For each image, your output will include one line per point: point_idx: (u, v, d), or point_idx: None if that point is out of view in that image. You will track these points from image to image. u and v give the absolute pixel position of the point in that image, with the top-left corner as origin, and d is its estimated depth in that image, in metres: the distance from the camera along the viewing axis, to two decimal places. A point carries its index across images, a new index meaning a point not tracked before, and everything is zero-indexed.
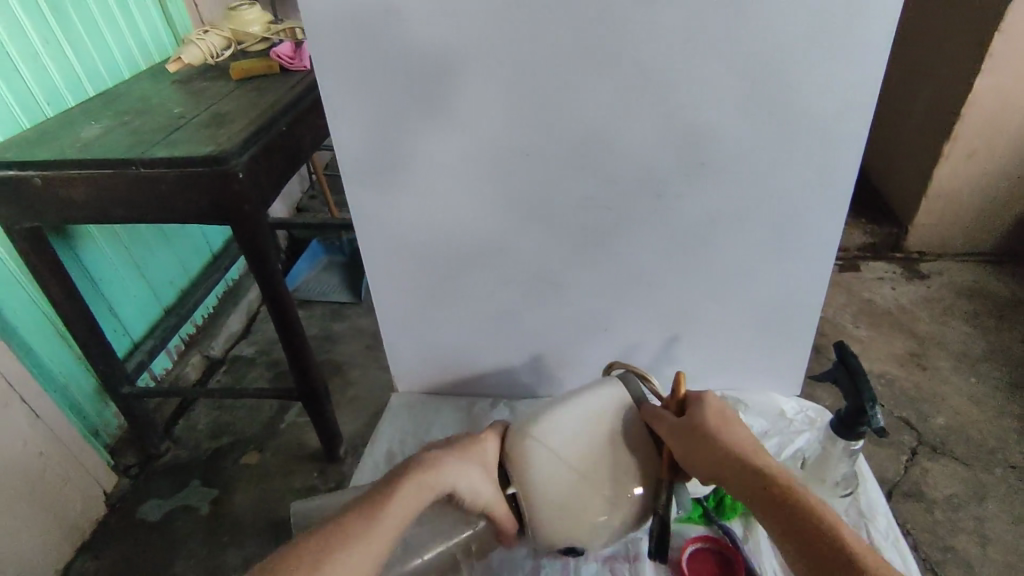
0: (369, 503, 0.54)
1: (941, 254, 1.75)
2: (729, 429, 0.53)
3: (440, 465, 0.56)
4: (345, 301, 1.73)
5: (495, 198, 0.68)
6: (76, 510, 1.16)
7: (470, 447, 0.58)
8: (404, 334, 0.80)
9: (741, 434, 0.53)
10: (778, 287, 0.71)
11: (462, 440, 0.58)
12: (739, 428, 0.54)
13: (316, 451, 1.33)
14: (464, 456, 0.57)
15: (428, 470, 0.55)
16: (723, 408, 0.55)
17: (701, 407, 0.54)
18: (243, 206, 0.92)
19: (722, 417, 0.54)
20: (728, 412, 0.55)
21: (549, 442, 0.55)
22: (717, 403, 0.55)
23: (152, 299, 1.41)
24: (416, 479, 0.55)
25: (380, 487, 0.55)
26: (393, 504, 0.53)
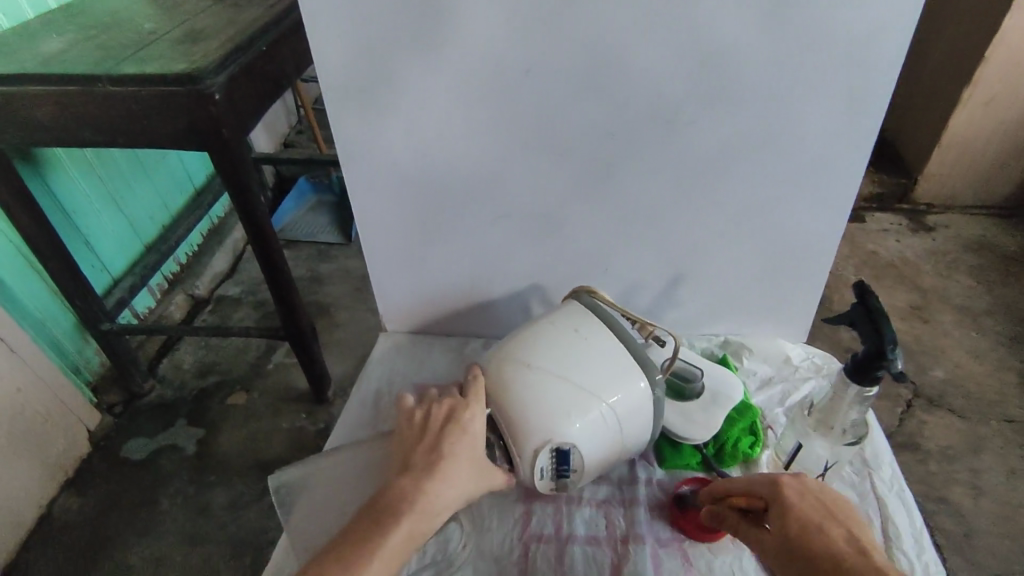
0: (346, 560, 0.47)
1: (949, 207, 1.70)
2: (815, 533, 0.47)
3: (427, 494, 0.51)
4: (333, 242, 1.67)
5: (488, 123, 0.61)
6: (59, 448, 1.14)
7: (456, 453, 0.53)
8: (392, 270, 0.76)
9: (833, 532, 0.47)
10: (793, 226, 0.67)
11: (444, 445, 0.53)
12: (830, 521, 0.47)
13: (304, 392, 1.30)
14: (453, 471, 0.52)
15: (414, 503, 0.50)
16: (806, 498, 0.49)
17: (777, 510, 0.49)
18: (221, 131, 0.85)
19: (804, 517, 0.48)
20: (813, 502, 0.49)
21: (509, 346, 0.59)
22: (796, 495, 0.49)
23: (131, 234, 1.35)
24: (405, 524, 0.49)
25: (367, 520, 0.50)
26: (380, 561, 0.47)
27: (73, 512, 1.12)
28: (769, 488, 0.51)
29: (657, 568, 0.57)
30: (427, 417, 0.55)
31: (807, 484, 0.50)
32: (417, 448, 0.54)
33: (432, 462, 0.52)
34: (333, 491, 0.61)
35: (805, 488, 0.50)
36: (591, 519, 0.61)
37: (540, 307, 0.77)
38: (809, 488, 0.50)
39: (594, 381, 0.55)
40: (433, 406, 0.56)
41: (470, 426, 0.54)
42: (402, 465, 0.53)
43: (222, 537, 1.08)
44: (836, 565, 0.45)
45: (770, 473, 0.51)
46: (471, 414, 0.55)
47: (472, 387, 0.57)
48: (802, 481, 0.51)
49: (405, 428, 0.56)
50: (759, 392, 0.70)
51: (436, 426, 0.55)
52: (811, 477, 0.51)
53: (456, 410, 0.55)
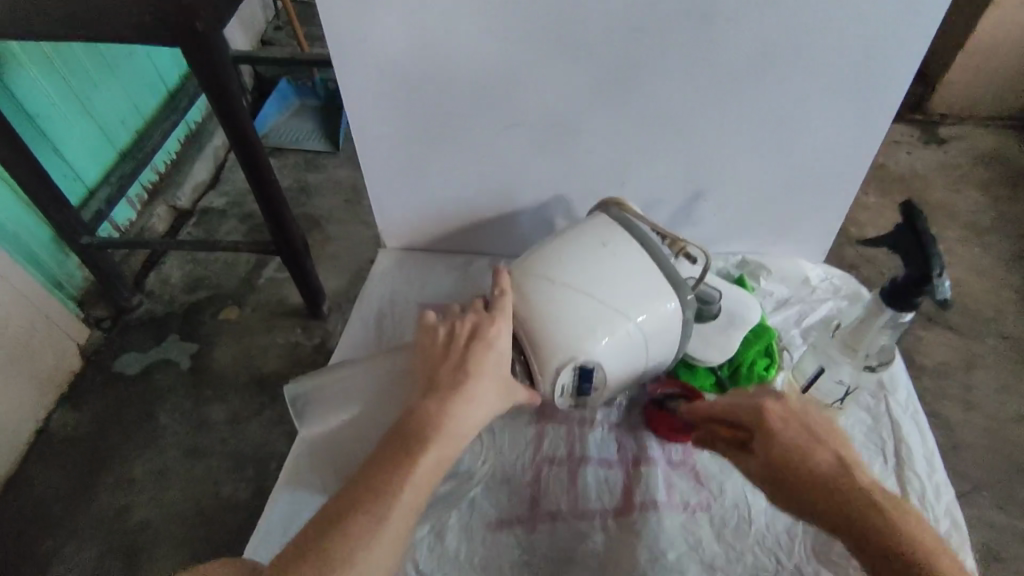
0: (375, 488, 0.44)
1: (964, 118, 1.63)
2: (802, 459, 0.47)
3: (454, 417, 0.48)
4: (320, 150, 1.58)
5: (499, 17, 0.54)
6: (49, 364, 1.12)
7: (484, 373, 0.50)
8: (392, 183, 0.70)
9: (819, 455, 0.47)
10: (827, 139, 0.61)
11: (471, 362, 0.50)
12: (816, 445, 0.48)
13: (298, 307, 1.27)
14: (480, 391, 0.50)
15: (443, 425, 0.47)
16: (790, 422, 0.49)
17: (763, 438, 0.49)
18: (193, 24, 0.76)
19: (790, 445, 0.48)
20: (797, 426, 0.49)
21: (530, 260, 0.56)
22: (781, 421, 0.49)
23: (104, 141, 1.26)
24: (434, 451, 0.46)
25: (391, 448, 0.47)
26: (411, 491, 0.45)
27: (71, 427, 1.12)
28: (753, 414, 0.50)
29: (669, 488, 0.57)
30: (451, 333, 0.52)
31: (789, 406, 0.50)
32: (442, 366, 0.51)
33: (459, 382, 0.50)
34: (340, 409, 0.58)
35: (789, 411, 0.49)
36: (603, 442, 0.60)
37: (561, 222, 0.73)
38: (792, 411, 0.49)
39: (620, 298, 0.52)
40: (457, 321, 0.53)
41: (497, 341, 0.51)
42: (427, 386, 0.50)
43: (224, 451, 1.10)
44: (823, 490, 0.45)
45: (753, 399, 0.50)
46: (498, 329, 0.52)
47: (499, 300, 0.53)
48: (785, 404, 0.50)
49: (427, 347, 0.53)
50: (776, 313, 0.68)
51: (462, 341, 0.52)
52: (793, 400, 0.50)
53: (482, 325, 0.52)
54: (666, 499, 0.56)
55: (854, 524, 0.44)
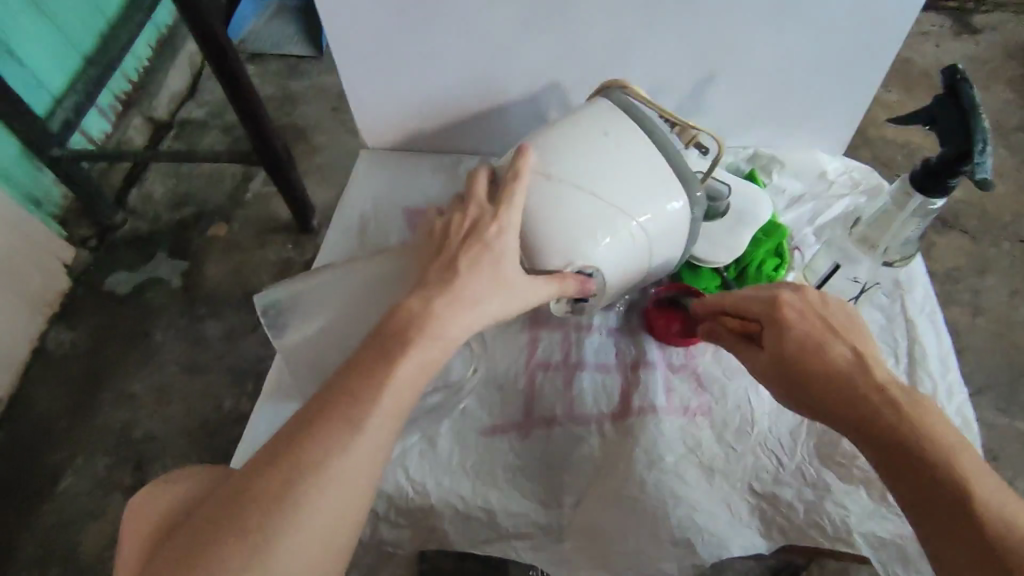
0: (352, 393, 0.41)
1: (1000, 4, 1.49)
2: (815, 353, 0.44)
3: (441, 316, 0.44)
4: (303, 56, 1.48)
5: None
6: (36, 284, 1.09)
7: (482, 270, 0.46)
8: (369, 74, 0.63)
9: (834, 349, 0.44)
10: (859, 4, 0.53)
11: (465, 259, 0.46)
12: (832, 338, 0.44)
13: (287, 221, 1.22)
14: (477, 290, 0.46)
15: (428, 324, 0.44)
16: (806, 315, 0.46)
17: (775, 331, 0.46)
18: None
19: (803, 339, 0.45)
20: (814, 318, 0.45)
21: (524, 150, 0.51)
22: (796, 314, 0.46)
23: (65, 44, 1.17)
24: (418, 352, 0.42)
25: (372, 353, 0.43)
26: (391, 397, 0.41)
27: (66, 346, 1.11)
28: (767, 307, 0.47)
29: (669, 392, 0.55)
30: (446, 229, 0.49)
31: (807, 298, 0.46)
32: (435, 262, 0.48)
33: (449, 280, 0.46)
34: (323, 320, 0.55)
35: (807, 303, 0.46)
36: (600, 348, 0.57)
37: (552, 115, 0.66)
38: (811, 304, 0.46)
39: (622, 196, 0.49)
40: (454, 216, 0.50)
41: (496, 240, 0.47)
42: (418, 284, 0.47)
43: (222, 367, 1.09)
44: (836, 385, 0.43)
45: (768, 291, 0.47)
46: (497, 227, 0.48)
47: (506, 189, 0.48)
48: (802, 296, 0.47)
49: (426, 244, 0.50)
50: (788, 211, 0.63)
51: (457, 239, 0.48)
52: (812, 292, 0.47)
53: (481, 223, 0.48)
54: (666, 405, 0.54)
55: (866, 421, 0.41)
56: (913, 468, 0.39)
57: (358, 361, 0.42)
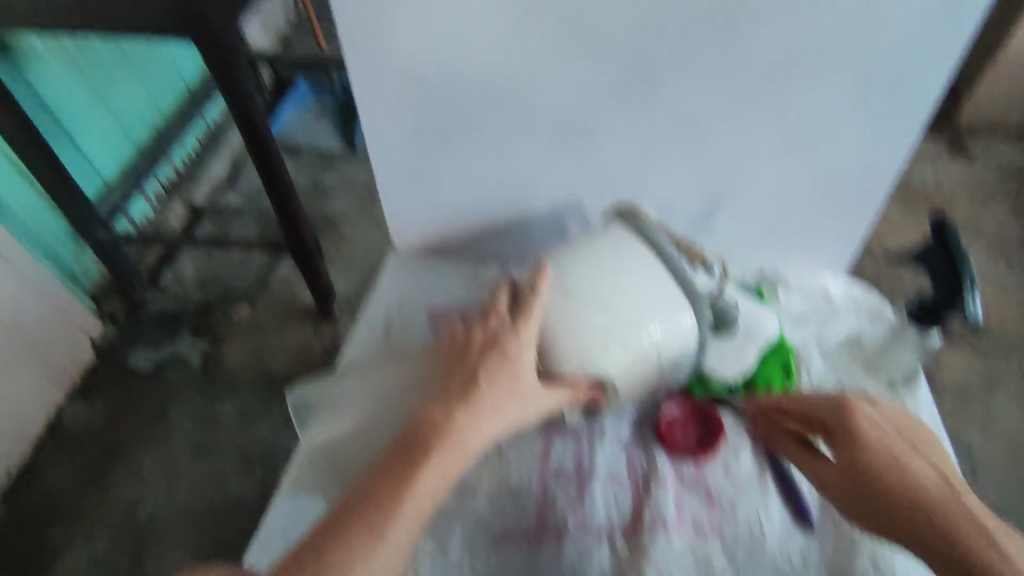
0: (377, 499, 0.45)
1: (993, 130, 1.59)
2: (895, 469, 0.46)
3: (462, 429, 0.48)
4: (336, 151, 1.58)
5: (517, 14, 0.53)
6: (63, 357, 1.12)
7: (499, 383, 0.50)
8: (405, 184, 0.69)
9: (912, 465, 0.46)
10: (848, 146, 0.60)
11: (484, 371, 0.50)
12: (910, 454, 0.47)
13: (309, 307, 1.26)
14: (494, 403, 0.50)
15: (451, 438, 0.48)
16: (880, 426, 0.48)
17: (850, 441, 0.48)
18: (211, 19, 0.76)
19: (879, 453, 0.47)
20: (888, 432, 0.48)
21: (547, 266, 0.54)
22: (870, 426, 0.48)
23: (121, 136, 1.27)
24: (437, 462, 0.47)
25: (398, 459, 0.47)
26: (412, 506, 0.46)
27: (82, 421, 1.12)
28: (839, 415, 0.49)
29: (680, 507, 0.55)
30: (467, 339, 0.52)
31: (881, 411, 0.49)
32: (456, 371, 0.51)
33: (469, 392, 0.49)
34: (342, 419, 0.58)
35: (879, 415, 0.49)
36: (613, 457, 0.58)
37: (572, 230, 0.71)
38: (883, 417, 0.49)
39: (635, 315, 0.51)
40: (474, 326, 0.53)
41: (515, 353, 0.51)
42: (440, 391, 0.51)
43: (233, 449, 1.09)
44: (916, 503, 0.45)
45: (841, 400, 0.50)
46: (517, 340, 0.51)
47: (527, 305, 0.52)
48: (874, 407, 0.50)
49: (448, 351, 0.53)
50: (795, 329, 0.66)
51: (477, 349, 0.51)
52: (884, 406, 0.49)
53: (501, 335, 0.51)
54: (676, 520, 0.55)
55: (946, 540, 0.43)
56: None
57: (382, 471, 0.47)
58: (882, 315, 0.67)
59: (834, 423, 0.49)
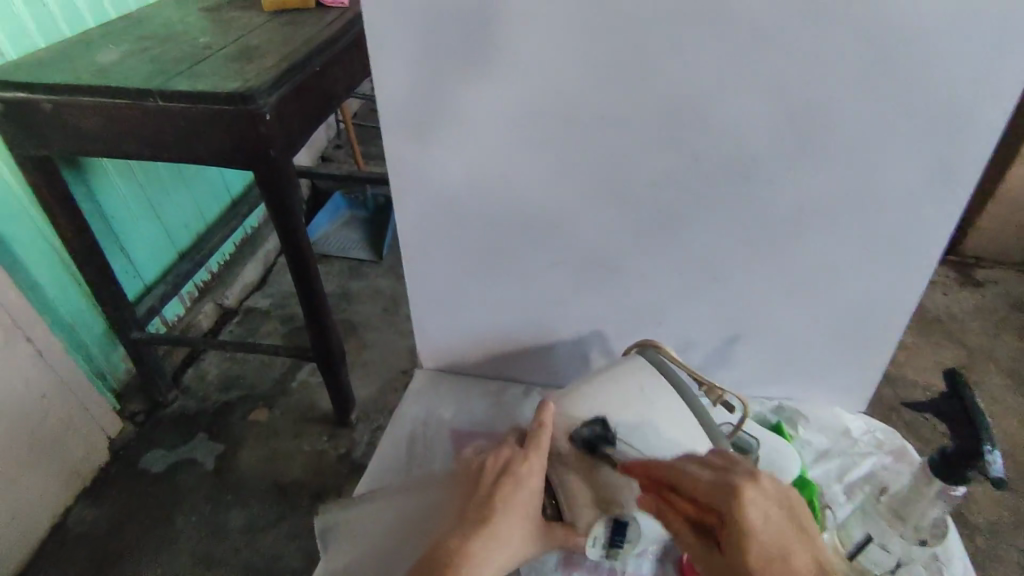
0: None
1: (999, 262, 1.64)
2: (777, 564, 0.44)
3: (479, 556, 0.49)
4: (365, 260, 1.66)
5: (550, 165, 0.59)
6: (79, 455, 1.13)
7: (510, 509, 0.51)
8: (436, 308, 0.73)
9: (795, 560, 0.44)
10: (860, 291, 0.63)
11: (499, 498, 0.51)
12: (794, 542, 0.44)
13: (327, 413, 1.27)
14: (506, 531, 0.50)
15: (466, 566, 0.48)
16: (773, 522, 0.44)
17: (737, 532, 0.44)
18: (268, 151, 0.84)
19: (769, 548, 0.44)
20: (777, 520, 0.44)
21: (569, 402, 0.56)
22: (758, 522, 0.44)
23: (166, 242, 1.35)
24: None
25: None
26: None
27: (87, 523, 1.10)
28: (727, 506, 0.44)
29: None
30: (482, 468, 0.53)
31: (766, 493, 0.44)
32: (471, 500, 0.52)
33: (486, 518, 0.50)
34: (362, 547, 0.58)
35: (769, 500, 0.44)
36: None
37: (594, 355, 0.74)
38: (771, 505, 0.44)
39: (654, 449, 0.53)
40: (489, 454, 0.54)
41: (527, 478, 0.52)
42: (455, 521, 0.52)
43: (235, 560, 1.06)
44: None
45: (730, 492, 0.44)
46: (530, 467, 0.52)
47: (535, 436, 0.53)
48: (763, 493, 0.44)
49: (462, 478, 0.55)
50: (815, 465, 0.65)
51: (491, 477, 0.53)
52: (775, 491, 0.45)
53: (513, 462, 0.53)
54: None
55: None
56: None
57: None
58: (907, 458, 0.66)
59: (720, 517, 0.44)
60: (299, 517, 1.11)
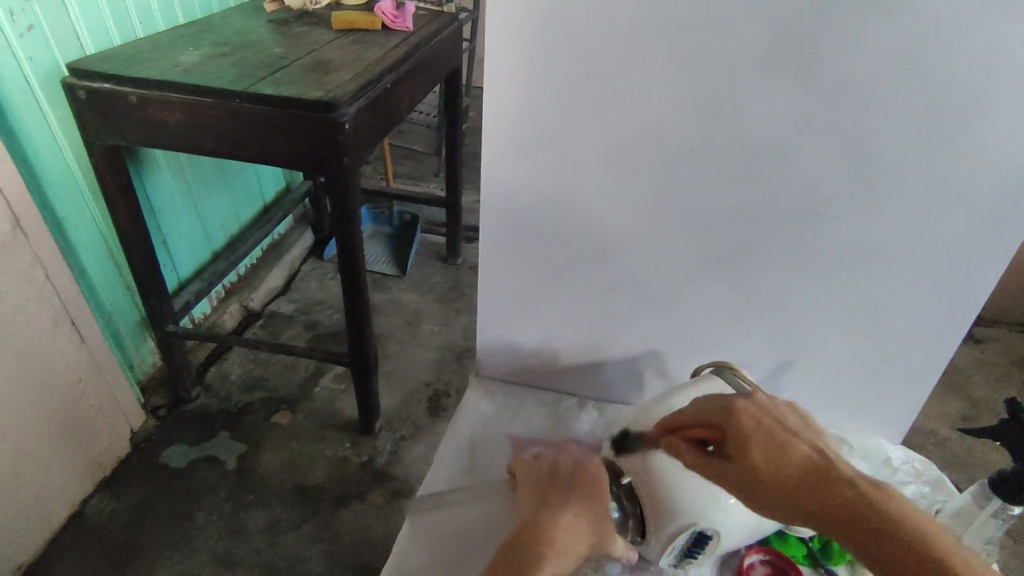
0: None
1: (998, 321, 1.71)
2: (781, 454, 0.49)
3: (562, 538, 0.52)
4: (389, 273, 1.69)
5: (634, 190, 0.64)
6: (103, 445, 1.12)
7: (585, 494, 0.55)
8: (502, 316, 0.77)
9: (793, 447, 0.49)
10: (912, 327, 0.67)
11: (577, 485, 0.55)
12: (792, 437, 0.50)
13: (351, 421, 1.28)
14: (581, 512, 0.54)
15: (557, 540, 0.52)
16: (771, 424, 0.51)
17: (739, 438, 0.50)
18: (341, 158, 0.87)
19: (771, 444, 0.49)
20: (772, 421, 0.51)
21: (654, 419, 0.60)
22: (751, 420, 0.50)
23: (202, 241, 1.37)
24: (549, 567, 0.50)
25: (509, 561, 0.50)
26: None
27: (105, 515, 1.09)
28: (726, 420, 0.51)
29: None
30: (555, 464, 0.58)
31: (756, 403, 0.52)
32: (551, 488, 0.56)
33: (567, 501, 0.54)
34: (447, 546, 0.61)
35: (761, 410, 0.51)
36: None
37: (647, 374, 0.78)
38: (764, 409, 0.52)
39: None
40: (558, 458, 0.59)
41: (598, 476, 0.57)
42: (539, 502, 0.55)
43: (257, 562, 1.05)
44: (812, 481, 0.48)
45: (725, 403, 0.51)
46: (597, 467, 0.57)
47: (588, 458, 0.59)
48: (755, 405, 0.52)
49: (532, 471, 0.58)
50: None
51: (564, 471, 0.57)
52: (764, 399, 0.52)
53: (581, 463, 0.58)
54: None
55: (842, 509, 0.46)
56: (895, 546, 0.44)
57: None
58: (944, 488, 0.69)
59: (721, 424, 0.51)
60: (321, 522, 1.11)
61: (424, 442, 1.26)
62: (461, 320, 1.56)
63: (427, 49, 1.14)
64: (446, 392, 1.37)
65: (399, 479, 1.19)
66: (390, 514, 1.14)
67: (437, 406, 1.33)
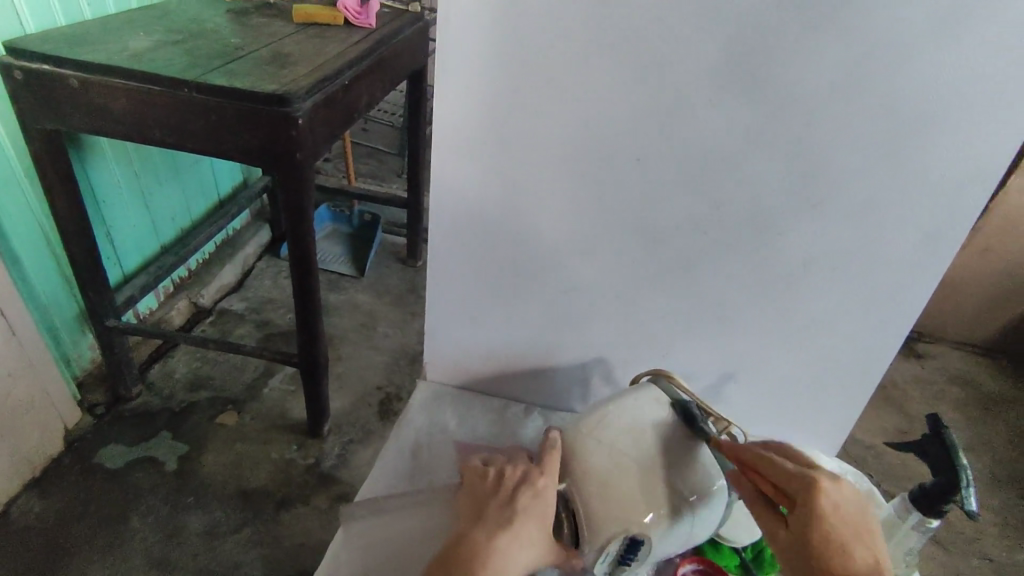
0: None
1: (937, 338, 1.78)
2: (841, 552, 0.50)
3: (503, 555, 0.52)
4: (346, 273, 1.67)
5: (586, 201, 0.64)
6: (32, 443, 1.07)
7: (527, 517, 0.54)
8: (450, 320, 0.77)
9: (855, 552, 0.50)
10: (845, 342, 0.69)
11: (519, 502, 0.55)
12: (858, 540, 0.50)
13: (299, 424, 1.25)
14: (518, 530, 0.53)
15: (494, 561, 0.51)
16: (844, 515, 0.51)
17: (810, 513, 0.50)
18: (295, 153, 0.85)
19: (833, 534, 0.50)
20: (849, 519, 0.51)
21: (583, 425, 0.60)
22: (829, 506, 0.50)
23: (150, 233, 1.33)
24: None
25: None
26: None
27: (32, 517, 1.04)
28: (803, 491, 0.51)
29: None
30: (502, 475, 0.57)
31: (843, 492, 0.51)
32: (493, 499, 0.56)
33: (507, 518, 0.54)
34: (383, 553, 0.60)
35: (847, 498, 0.51)
36: None
37: (594, 381, 0.78)
38: (845, 500, 0.51)
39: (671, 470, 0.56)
40: (505, 467, 0.58)
41: (545, 491, 0.56)
42: (475, 517, 0.55)
43: (193, 567, 1.01)
44: None
45: (810, 476, 0.51)
46: (547, 481, 0.56)
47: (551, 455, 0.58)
48: (840, 492, 0.51)
49: (478, 483, 0.58)
50: None
51: (511, 488, 0.56)
52: (849, 491, 0.51)
53: (530, 475, 0.57)
54: None
55: None
56: None
57: None
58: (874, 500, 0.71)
59: (796, 488, 0.52)
60: (263, 526, 1.08)
61: (373, 445, 1.24)
62: (417, 322, 1.55)
63: (390, 47, 1.13)
64: (398, 395, 1.35)
65: (345, 483, 1.17)
66: (333, 519, 1.11)
67: (388, 410, 1.32)
